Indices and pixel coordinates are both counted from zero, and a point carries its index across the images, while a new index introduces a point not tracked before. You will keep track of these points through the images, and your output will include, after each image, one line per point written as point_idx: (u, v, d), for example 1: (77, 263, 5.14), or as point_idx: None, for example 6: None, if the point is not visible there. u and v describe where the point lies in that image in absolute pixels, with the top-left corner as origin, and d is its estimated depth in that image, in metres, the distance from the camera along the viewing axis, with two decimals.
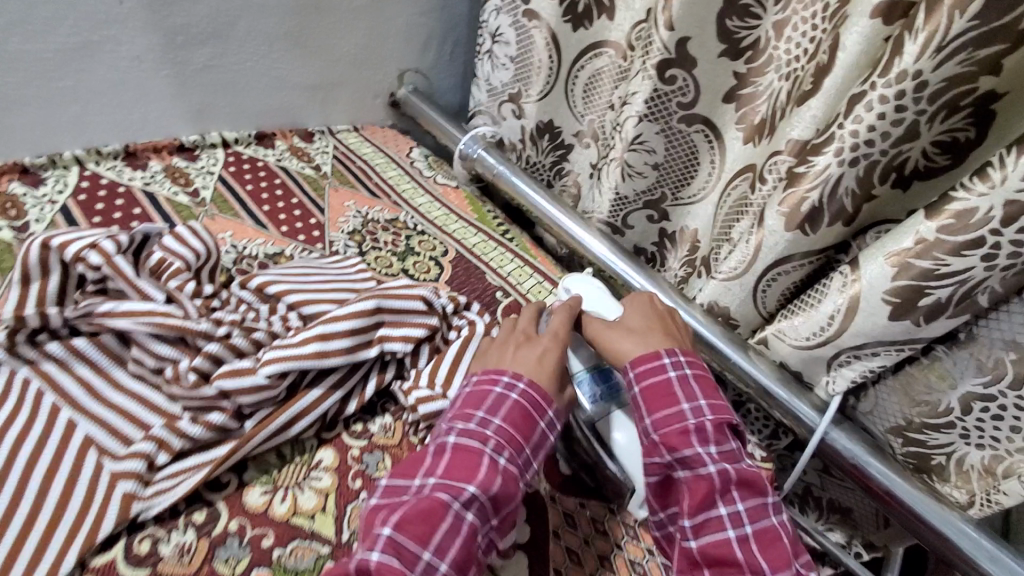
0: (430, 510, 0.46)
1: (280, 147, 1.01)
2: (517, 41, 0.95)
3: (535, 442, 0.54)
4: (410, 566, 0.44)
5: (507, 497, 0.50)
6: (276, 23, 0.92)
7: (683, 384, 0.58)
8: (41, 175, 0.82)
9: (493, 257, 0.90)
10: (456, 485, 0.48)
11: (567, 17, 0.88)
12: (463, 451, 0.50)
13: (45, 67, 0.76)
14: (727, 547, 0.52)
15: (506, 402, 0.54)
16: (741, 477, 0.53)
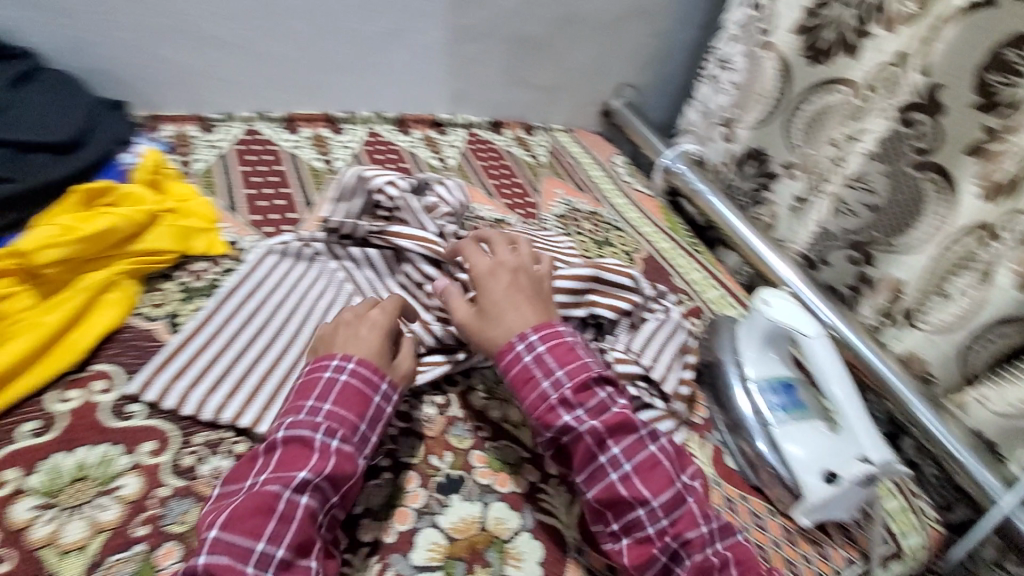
0: (552, 413, 0.53)
1: (508, 135, 1.16)
2: (746, 69, 1.05)
3: (371, 420, 0.51)
4: (240, 564, 0.41)
5: (344, 477, 0.47)
6: (533, 31, 1.07)
7: (538, 360, 0.55)
8: (341, 126, 1.01)
9: (681, 263, 0.96)
10: (285, 475, 0.45)
11: (806, 53, 0.94)
12: (568, 349, 0.56)
13: (366, 44, 0.96)
14: (612, 492, 0.52)
15: (334, 384, 0.50)
16: (608, 424, 0.53)
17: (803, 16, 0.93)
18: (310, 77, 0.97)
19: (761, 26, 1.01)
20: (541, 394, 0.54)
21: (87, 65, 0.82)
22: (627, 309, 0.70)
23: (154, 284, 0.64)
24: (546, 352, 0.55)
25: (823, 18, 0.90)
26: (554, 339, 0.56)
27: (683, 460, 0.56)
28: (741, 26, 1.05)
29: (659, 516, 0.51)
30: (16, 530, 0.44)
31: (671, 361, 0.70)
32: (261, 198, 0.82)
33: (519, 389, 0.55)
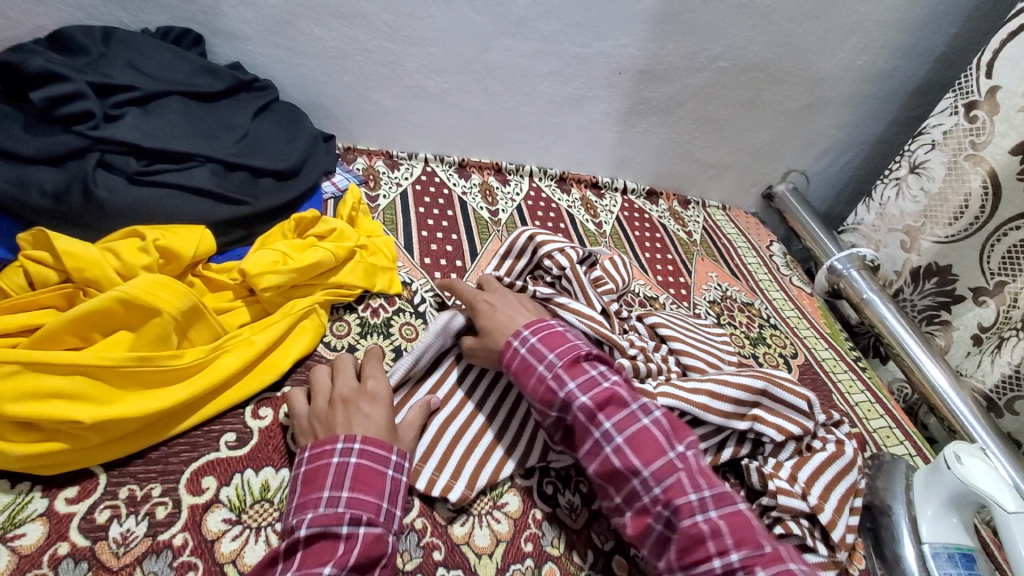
0: (553, 393, 0.56)
1: (662, 206, 1.14)
2: (942, 180, 0.95)
3: (390, 495, 0.50)
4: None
5: (376, 560, 0.45)
6: (714, 109, 1.05)
7: (531, 347, 0.58)
8: (508, 177, 1.05)
9: (842, 379, 0.88)
10: (312, 570, 0.42)
11: (1022, 176, 0.83)
12: (558, 335, 0.59)
13: (548, 106, 0.99)
14: (609, 465, 0.52)
15: (346, 468, 0.49)
16: (596, 399, 0.54)
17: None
18: (490, 129, 1.01)
19: (973, 138, 0.90)
20: (539, 377, 0.57)
21: (308, 98, 0.90)
22: (796, 434, 0.65)
23: (338, 313, 0.69)
24: (540, 343, 0.58)
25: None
26: (546, 331, 0.60)
27: (680, 433, 0.54)
28: (946, 133, 0.94)
29: (652, 485, 0.50)
30: (209, 540, 0.47)
31: (839, 503, 0.64)
32: (433, 241, 0.86)
33: (520, 379, 0.57)
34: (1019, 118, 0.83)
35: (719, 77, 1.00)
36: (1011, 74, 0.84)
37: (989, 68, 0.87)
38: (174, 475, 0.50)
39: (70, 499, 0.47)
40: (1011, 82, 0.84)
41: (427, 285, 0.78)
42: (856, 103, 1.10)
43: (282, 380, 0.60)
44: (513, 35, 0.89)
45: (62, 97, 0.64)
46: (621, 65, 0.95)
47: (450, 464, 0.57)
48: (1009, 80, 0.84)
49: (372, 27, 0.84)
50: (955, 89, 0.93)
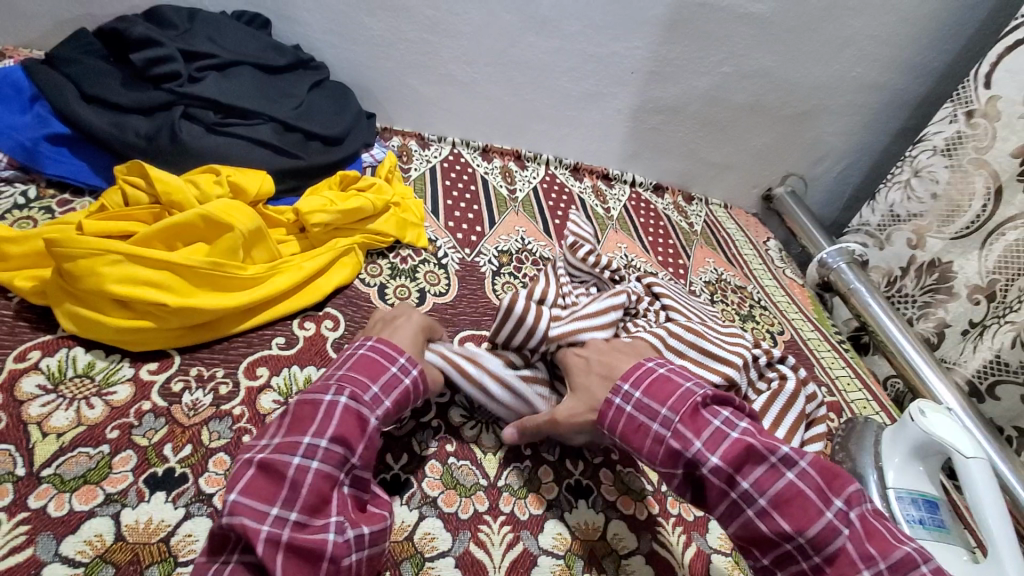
0: (670, 454, 0.50)
1: (667, 200, 1.23)
2: (947, 181, 1.02)
3: (384, 384, 0.53)
4: (258, 522, 0.41)
5: (354, 435, 0.48)
6: (717, 111, 1.15)
7: (641, 405, 0.53)
8: (526, 163, 1.16)
9: (825, 356, 0.96)
10: (291, 441, 0.46)
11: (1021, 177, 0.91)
12: (665, 381, 0.54)
13: (566, 100, 1.10)
14: (759, 535, 0.46)
15: (349, 357, 0.54)
16: (727, 459, 0.48)
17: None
18: (513, 119, 1.12)
19: (974, 142, 0.98)
20: (654, 437, 0.52)
21: (354, 81, 1.03)
22: (716, 382, 0.69)
23: (372, 258, 0.79)
24: (646, 397, 0.53)
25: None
26: (648, 379, 0.55)
27: (835, 482, 0.47)
28: (947, 139, 1.02)
29: (811, 552, 0.44)
30: (261, 413, 0.57)
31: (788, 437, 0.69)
32: (456, 209, 0.96)
33: (631, 440, 0.53)
34: (1020, 124, 0.91)
35: (723, 81, 1.11)
36: (1010, 84, 0.92)
37: (987, 79, 0.96)
38: (235, 363, 0.60)
39: (152, 371, 0.57)
40: (1010, 92, 0.92)
41: (449, 243, 0.88)
42: (850, 112, 1.19)
43: (323, 303, 0.70)
44: (538, 32, 1.00)
45: (157, 59, 0.76)
46: (633, 65, 1.06)
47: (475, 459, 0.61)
48: (1008, 90, 0.93)
49: (415, 20, 0.96)
50: (953, 99, 1.02)
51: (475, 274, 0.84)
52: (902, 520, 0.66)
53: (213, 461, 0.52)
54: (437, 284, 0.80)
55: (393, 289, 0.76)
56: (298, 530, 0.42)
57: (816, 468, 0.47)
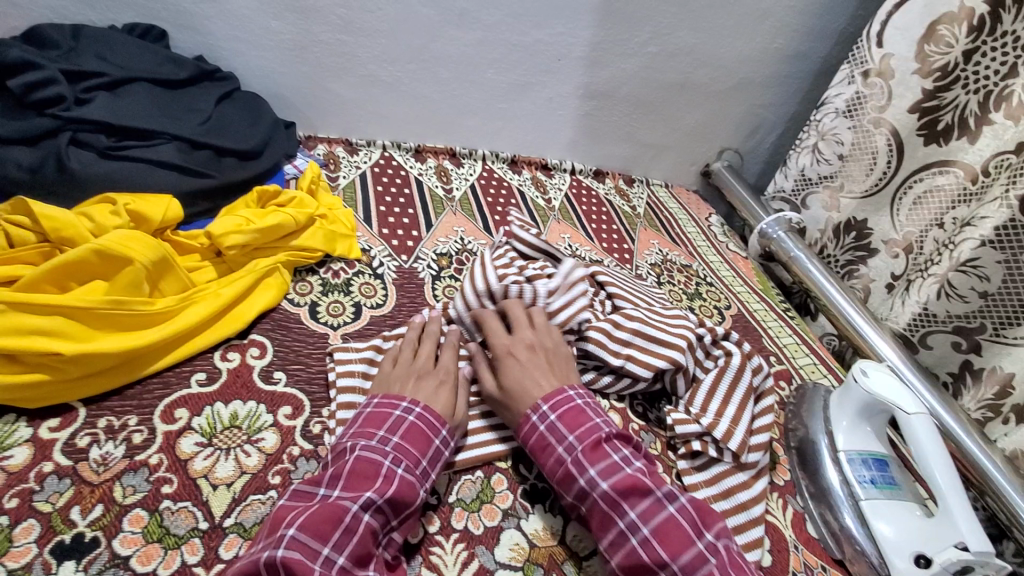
0: (570, 479, 0.55)
1: (609, 184, 1.23)
2: (851, 142, 1.04)
3: (431, 459, 0.54)
4: (310, 560, 0.43)
5: (404, 502, 0.50)
6: (649, 92, 1.15)
7: (549, 428, 0.57)
8: (461, 160, 1.13)
9: (772, 326, 0.97)
10: (355, 492, 0.48)
11: (922, 131, 0.94)
12: (579, 412, 0.59)
13: (497, 92, 1.08)
14: (635, 560, 0.50)
15: (403, 423, 0.54)
16: (619, 487, 0.52)
17: (922, 98, 0.93)
18: (443, 114, 1.09)
19: (870, 103, 1.00)
20: (558, 459, 0.56)
21: (268, 89, 0.97)
22: (662, 367, 0.70)
23: (301, 275, 0.75)
24: (559, 422, 0.57)
25: (942, 101, 0.91)
26: (565, 405, 0.59)
27: (707, 518, 0.53)
28: (847, 102, 1.03)
29: None
30: (182, 459, 0.52)
31: (738, 413, 0.69)
32: (390, 215, 0.92)
33: (538, 458, 0.57)
34: (914, 80, 0.94)
35: (651, 62, 1.10)
36: (901, 41, 0.94)
37: (879, 38, 0.97)
38: (150, 408, 0.55)
39: (53, 428, 0.52)
40: (901, 49, 0.94)
41: (384, 251, 0.84)
42: (775, 83, 1.21)
43: (247, 330, 0.66)
44: (458, 24, 0.97)
45: (36, 83, 0.70)
46: (559, 51, 1.04)
47: None
48: (899, 48, 0.95)
49: (326, 21, 0.92)
50: (849, 61, 1.03)
51: (413, 281, 0.81)
52: (854, 482, 0.67)
53: (129, 520, 0.47)
54: (373, 295, 0.76)
55: (325, 305, 0.72)
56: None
57: (693, 504, 0.53)
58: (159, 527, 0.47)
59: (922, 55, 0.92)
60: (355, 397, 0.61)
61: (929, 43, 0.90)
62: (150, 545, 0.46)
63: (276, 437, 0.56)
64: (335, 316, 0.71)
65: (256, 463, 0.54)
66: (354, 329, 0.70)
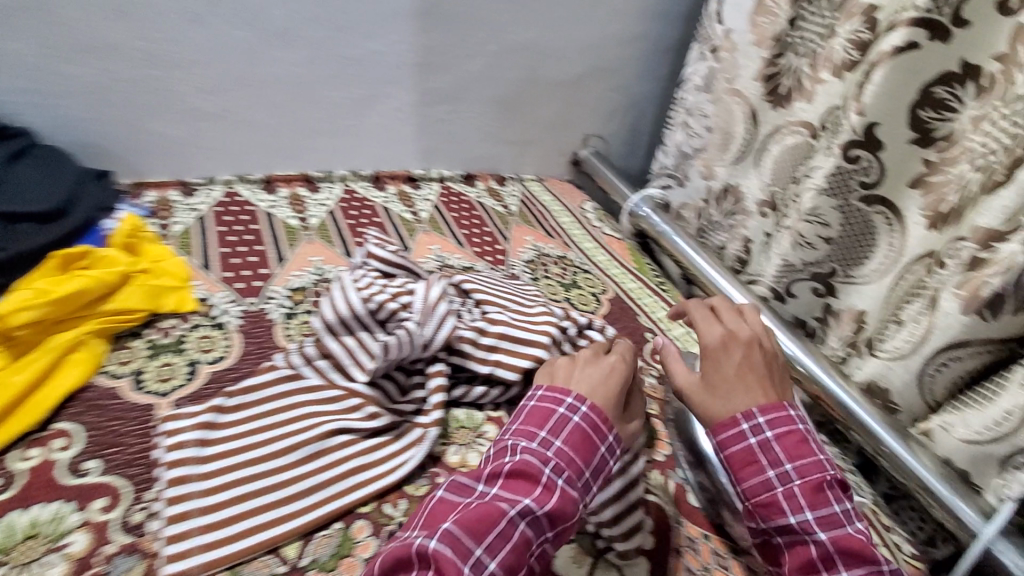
0: (774, 505, 0.54)
1: (480, 187, 1.21)
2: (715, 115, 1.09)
3: (595, 467, 0.54)
4: (461, 561, 0.44)
5: (564, 516, 0.50)
6: (499, 90, 1.14)
7: (817, 448, 0.57)
8: (318, 185, 1.06)
9: (647, 302, 0.99)
10: (513, 497, 0.49)
11: (768, 97, 0.98)
12: (801, 442, 0.56)
13: (339, 110, 1.03)
14: (803, 554, 0.53)
15: (566, 423, 0.55)
16: (840, 543, 0.52)
17: (763, 65, 0.98)
18: (287, 140, 1.03)
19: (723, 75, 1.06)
20: (764, 480, 0.55)
21: (76, 139, 0.88)
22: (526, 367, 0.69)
23: (124, 341, 0.68)
24: (775, 441, 0.56)
25: (780, 67, 0.96)
26: (785, 428, 0.57)
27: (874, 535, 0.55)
28: (703, 76, 1.11)
29: None
30: None
31: None
32: (234, 255, 0.85)
33: (738, 470, 0.57)
34: (753, 50, 0.99)
35: (492, 60, 1.09)
36: (737, 16, 1.01)
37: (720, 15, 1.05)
38: None
39: None
40: (738, 24, 1.01)
41: (228, 296, 0.77)
42: (622, 67, 1.24)
43: (52, 417, 0.58)
44: (280, 45, 0.93)
45: None
46: (396, 60, 1.01)
47: (218, 531, 0.52)
48: (736, 23, 1.02)
49: (128, 58, 0.86)
50: (700, 40, 1.11)
51: (261, 323, 0.74)
52: None
53: None
54: (213, 349, 0.69)
55: (152, 371, 0.65)
56: None
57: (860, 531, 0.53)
58: None
59: (757, 26, 0.98)
60: (185, 470, 0.54)
61: (760, 15, 0.97)
62: None
63: (86, 538, 0.50)
64: (163, 381, 0.64)
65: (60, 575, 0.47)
66: (189, 391, 0.64)
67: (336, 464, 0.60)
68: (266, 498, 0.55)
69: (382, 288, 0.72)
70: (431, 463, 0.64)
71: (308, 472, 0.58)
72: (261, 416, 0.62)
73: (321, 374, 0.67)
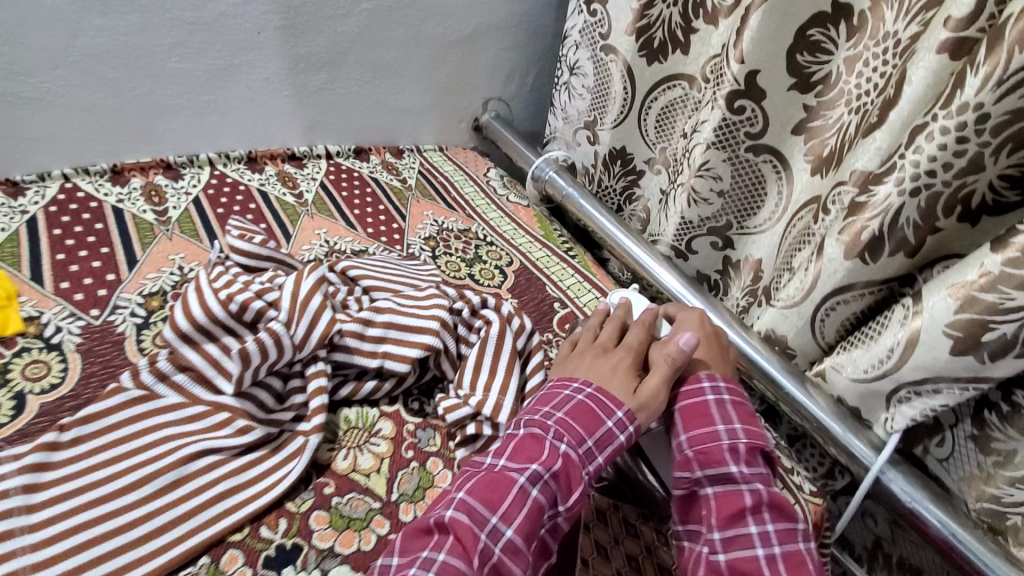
0: (716, 457, 0.58)
1: (373, 161, 1.12)
2: (595, 73, 1.04)
3: (602, 438, 0.56)
4: (477, 527, 0.48)
5: (569, 480, 0.53)
6: (382, 53, 1.05)
7: (730, 407, 0.62)
8: (180, 171, 0.94)
9: (555, 270, 0.96)
10: (521, 465, 0.52)
11: (643, 52, 0.96)
12: (745, 410, 0.63)
13: (194, 84, 0.90)
14: (737, 502, 0.56)
15: (568, 403, 0.58)
16: (771, 498, 0.56)
17: (634, 17, 0.93)
18: (134, 122, 0.89)
19: (599, 30, 1.00)
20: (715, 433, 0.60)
21: None
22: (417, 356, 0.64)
23: None
24: (727, 401, 0.62)
25: (650, 18, 0.92)
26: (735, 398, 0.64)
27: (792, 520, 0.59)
28: (580, 31, 1.03)
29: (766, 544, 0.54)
30: None
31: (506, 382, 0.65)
32: (73, 262, 0.73)
33: (694, 420, 0.61)
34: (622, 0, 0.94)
35: (369, 19, 0.99)
36: None
37: None
38: None
39: None
40: None
41: (63, 312, 0.66)
42: (515, 22, 1.16)
43: None
44: (103, 11, 0.78)
45: None
46: (254, 22, 0.89)
47: None
48: None
49: None
50: None
51: (107, 339, 0.64)
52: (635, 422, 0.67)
53: None
54: (45, 376, 0.59)
55: None
56: (506, 547, 0.48)
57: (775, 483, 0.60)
58: None
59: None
60: (8, 523, 0.47)
61: None
62: None
63: None
64: None
65: None
66: (13, 432, 0.54)
67: (198, 491, 0.52)
68: (110, 545, 0.48)
69: (243, 287, 0.63)
70: (315, 474, 0.58)
71: (166, 506, 0.51)
72: (100, 449, 0.53)
73: (179, 391, 0.59)
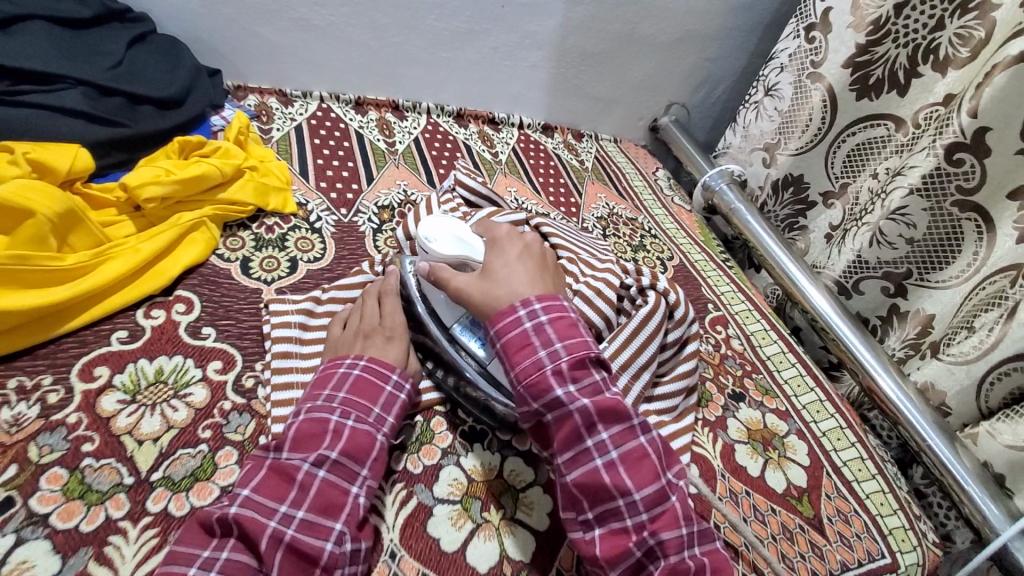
0: (541, 385, 0.51)
1: (557, 139, 1.22)
2: (792, 98, 1.07)
3: (385, 404, 0.55)
4: (264, 519, 0.45)
5: (364, 449, 0.51)
6: (597, 44, 1.14)
7: (539, 329, 0.53)
8: (405, 113, 1.08)
9: (712, 275, 1.00)
10: (305, 451, 0.49)
11: (855, 86, 0.97)
12: (524, 338, 0.52)
13: (440, 41, 1.04)
14: (570, 427, 0.50)
15: (349, 376, 0.54)
16: (598, 407, 0.50)
17: (856, 52, 0.95)
18: (384, 65, 1.05)
19: (813, 57, 1.03)
20: (536, 361, 0.51)
21: (191, 34, 0.91)
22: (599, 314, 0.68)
23: (231, 230, 0.72)
24: (547, 324, 0.53)
25: (874, 55, 0.94)
26: (514, 329, 0.53)
27: (669, 459, 0.53)
28: (790, 55, 1.06)
29: (638, 508, 0.48)
30: (104, 417, 0.51)
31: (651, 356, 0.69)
32: (328, 168, 0.89)
33: (511, 357, 0.52)
34: (849, 34, 0.96)
35: (596, 10, 1.08)
36: None
37: None
38: (65, 367, 0.53)
39: None
40: (841, 4, 0.97)
41: (322, 205, 0.81)
42: (722, 35, 1.21)
43: (172, 286, 0.63)
44: None
45: None
46: None
47: None
48: (840, 1, 0.97)
49: None
50: (797, 16, 1.05)
51: (352, 235, 0.78)
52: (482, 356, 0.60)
53: (46, 478, 0.46)
54: (310, 249, 0.74)
55: (258, 261, 0.70)
56: (302, 529, 0.45)
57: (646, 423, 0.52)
58: (80, 485, 0.47)
59: (858, 8, 0.94)
60: (289, 347, 0.60)
61: None
62: (71, 502, 0.46)
63: (205, 391, 0.55)
64: (269, 270, 0.69)
65: (183, 418, 0.53)
66: (289, 284, 0.68)
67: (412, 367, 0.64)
68: None
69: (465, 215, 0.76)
70: None
71: None
72: None
73: None
